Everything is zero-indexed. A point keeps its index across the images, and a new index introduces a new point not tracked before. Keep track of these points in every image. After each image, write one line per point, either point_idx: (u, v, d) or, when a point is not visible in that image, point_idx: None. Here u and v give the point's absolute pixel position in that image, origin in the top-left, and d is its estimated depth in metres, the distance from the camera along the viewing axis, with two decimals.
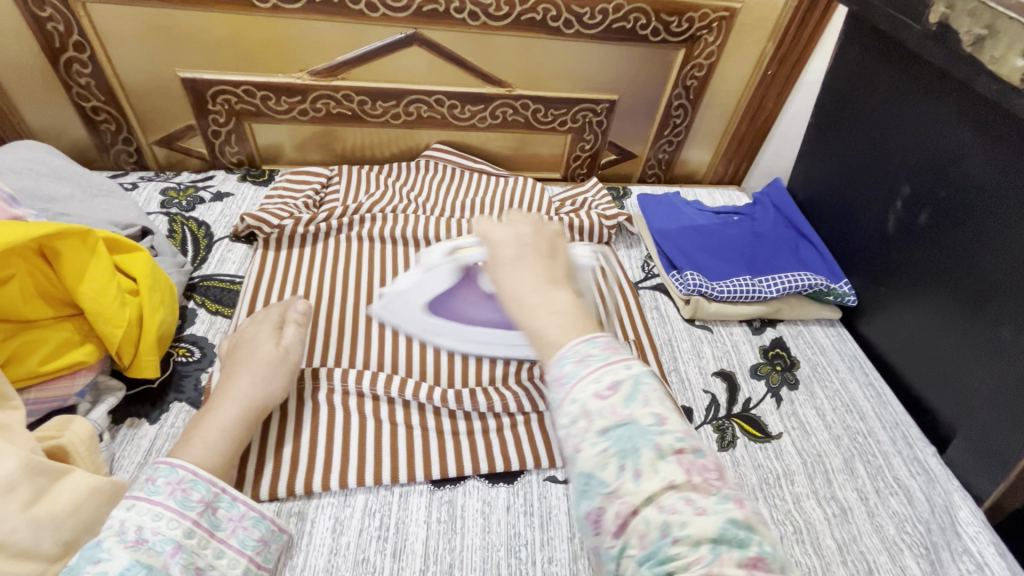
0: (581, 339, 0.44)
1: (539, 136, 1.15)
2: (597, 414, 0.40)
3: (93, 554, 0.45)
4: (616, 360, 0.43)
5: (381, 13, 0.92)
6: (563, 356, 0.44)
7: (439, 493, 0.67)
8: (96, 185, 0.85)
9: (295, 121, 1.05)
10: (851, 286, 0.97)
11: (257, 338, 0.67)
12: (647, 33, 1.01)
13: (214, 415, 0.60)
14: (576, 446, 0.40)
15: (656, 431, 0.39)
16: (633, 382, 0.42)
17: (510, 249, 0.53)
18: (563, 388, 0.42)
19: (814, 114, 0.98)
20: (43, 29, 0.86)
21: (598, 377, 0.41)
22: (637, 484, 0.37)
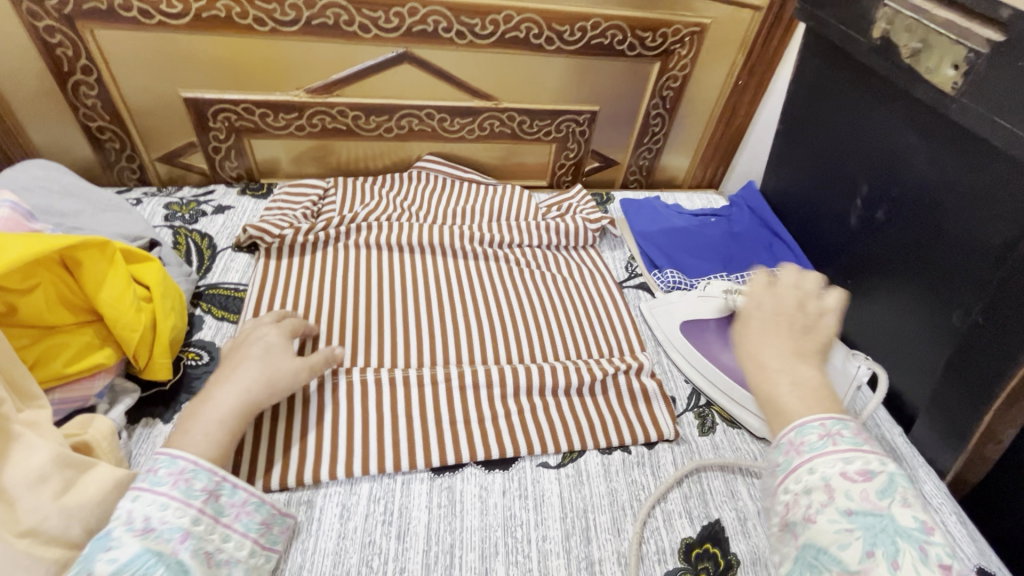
0: (830, 418, 0.48)
1: (525, 146, 1.21)
2: (844, 496, 0.42)
3: (104, 542, 0.47)
4: (870, 450, 0.45)
5: (373, 33, 0.98)
6: (805, 428, 0.47)
7: (438, 480, 0.71)
8: (105, 200, 0.89)
9: (292, 136, 1.10)
10: (821, 280, 1.03)
11: (274, 346, 0.70)
12: (623, 48, 1.08)
13: (212, 406, 0.61)
14: (810, 518, 0.43)
15: (920, 534, 0.39)
16: (889, 477, 0.43)
17: (766, 309, 0.59)
18: (804, 455, 0.46)
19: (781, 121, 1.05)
20: (52, 54, 0.91)
21: (849, 459, 0.44)
22: (892, 574, 0.38)
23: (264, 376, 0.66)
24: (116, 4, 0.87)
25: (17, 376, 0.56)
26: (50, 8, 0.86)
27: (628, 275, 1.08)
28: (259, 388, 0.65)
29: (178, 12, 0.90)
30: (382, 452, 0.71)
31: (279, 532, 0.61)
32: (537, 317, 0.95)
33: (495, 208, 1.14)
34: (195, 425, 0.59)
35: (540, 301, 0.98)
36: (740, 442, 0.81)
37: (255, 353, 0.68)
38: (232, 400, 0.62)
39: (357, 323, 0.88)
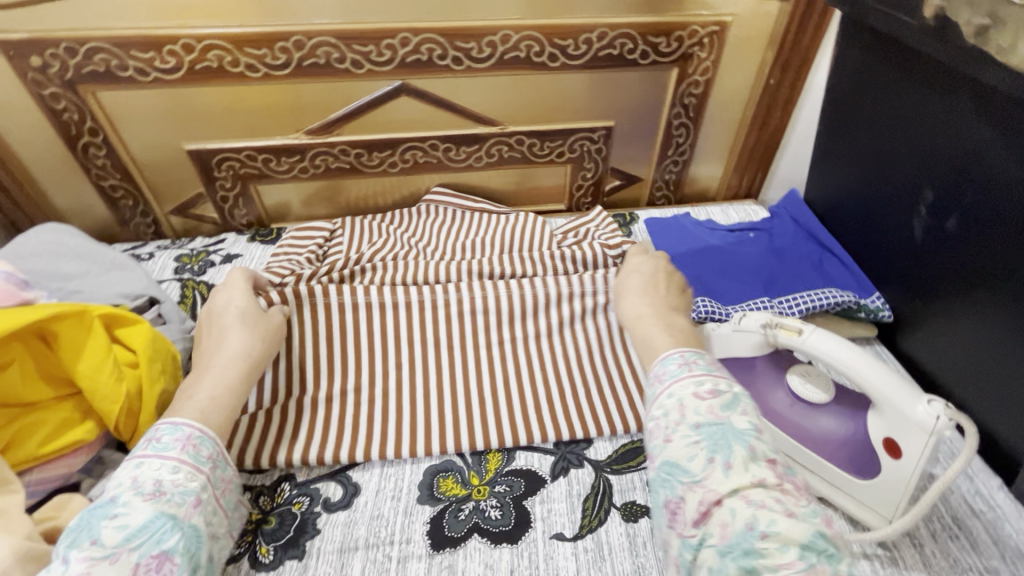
0: (688, 351, 0.61)
1: (538, 170, 1.14)
2: (694, 412, 0.53)
3: (107, 510, 0.49)
4: (717, 373, 0.58)
5: (366, 68, 0.94)
6: (669, 360, 0.60)
7: (438, 557, 0.63)
8: (109, 259, 0.89)
9: (298, 178, 1.07)
10: (885, 299, 0.89)
11: (248, 309, 0.72)
12: (635, 57, 0.99)
13: (210, 375, 0.64)
14: (668, 436, 0.54)
15: (750, 435, 0.51)
16: (730, 395, 0.55)
17: (636, 282, 0.76)
18: (665, 382, 0.58)
19: (821, 121, 0.92)
20: (60, 120, 0.93)
21: (699, 382, 0.56)
22: (726, 476, 0.48)
23: (261, 340, 0.70)
24: (113, 65, 0.88)
25: None
26: (53, 75, 0.88)
27: None
28: (252, 349, 0.68)
29: (172, 67, 0.89)
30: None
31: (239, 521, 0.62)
32: (554, 358, 0.86)
33: (508, 237, 1.07)
34: (191, 398, 0.61)
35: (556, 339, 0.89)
36: None
37: (235, 320, 0.70)
38: (234, 362, 0.66)
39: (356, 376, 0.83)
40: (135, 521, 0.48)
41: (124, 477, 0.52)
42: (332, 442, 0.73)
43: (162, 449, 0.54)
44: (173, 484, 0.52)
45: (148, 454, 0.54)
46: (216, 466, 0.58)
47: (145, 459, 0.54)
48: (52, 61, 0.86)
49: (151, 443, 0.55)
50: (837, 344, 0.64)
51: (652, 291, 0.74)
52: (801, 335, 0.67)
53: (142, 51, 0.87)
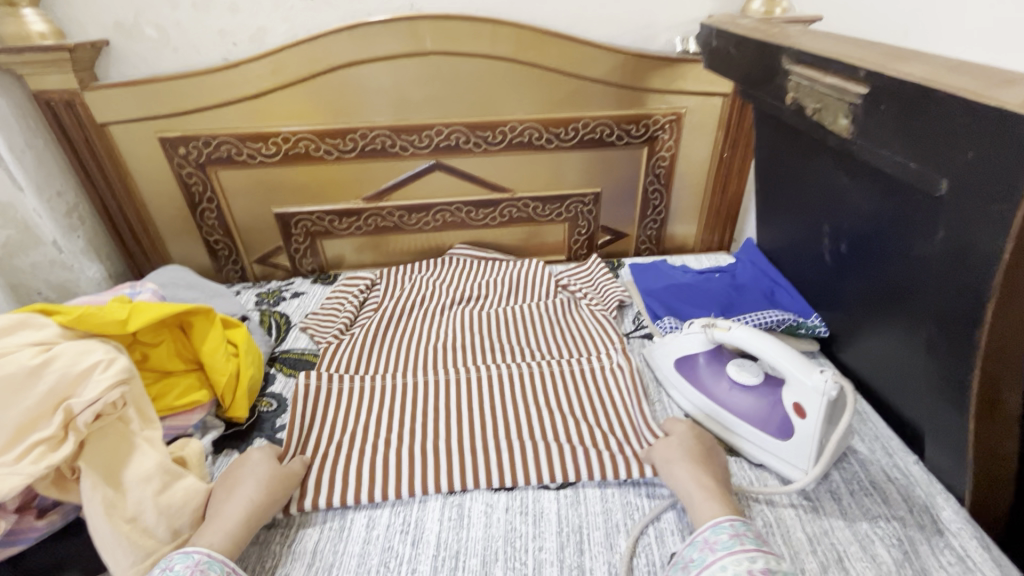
0: (737, 520, 0.68)
1: (542, 227, 1.42)
2: None
3: None
4: (767, 549, 0.63)
5: (410, 151, 1.27)
6: (719, 528, 0.67)
7: (450, 498, 0.83)
8: (214, 290, 1.18)
9: (354, 235, 1.38)
10: (822, 320, 1.08)
11: (264, 466, 0.79)
12: (613, 139, 1.29)
13: (222, 519, 0.71)
14: None
15: None
16: (786, 575, 0.60)
17: (674, 451, 0.81)
18: (717, 551, 0.64)
19: (759, 181, 1.17)
20: (190, 192, 1.27)
21: (753, 558, 0.62)
22: None
23: (264, 488, 0.76)
24: (233, 152, 1.23)
25: (142, 405, 0.77)
26: (191, 160, 1.23)
27: (635, 328, 1.19)
28: (262, 501, 0.74)
29: (272, 153, 1.24)
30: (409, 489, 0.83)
31: None
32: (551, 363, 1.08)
33: (516, 277, 1.31)
34: (211, 530, 0.70)
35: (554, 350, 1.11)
36: (735, 469, 0.86)
37: (249, 472, 0.78)
38: (240, 511, 0.72)
39: (399, 397, 0.99)
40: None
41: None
42: (372, 438, 0.92)
43: None
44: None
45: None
46: None
47: None
48: (192, 150, 1.22)
49: (164, 572, 0.63)
50: (754, 333, 0.85)
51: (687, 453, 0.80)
52: (729, 331, 0.88)
53: (254, 142, 1.22)
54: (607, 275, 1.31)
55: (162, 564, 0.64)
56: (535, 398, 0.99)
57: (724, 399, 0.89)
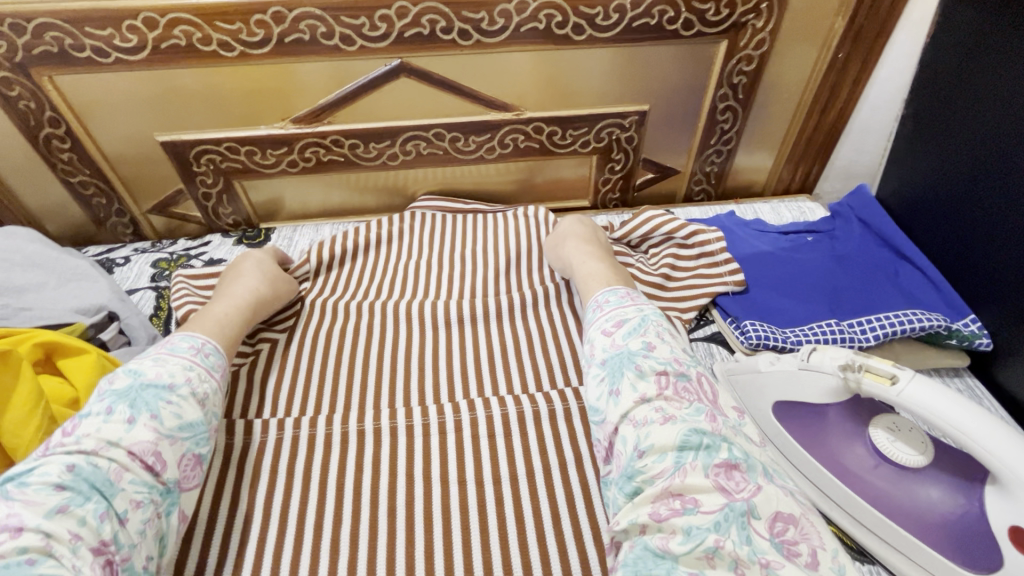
0: (602, 294, 0.62)
1: (559, 161, 0.99)
2: (602, 351, 0.55)
3: (156, 401, 0.50)
4: (628, 306, 0.59)
5: (358, 45, 0.80)
6: (590, 312, 0.61)
7: None
8: (70, 268, 0.78)
9: (287, 173, 0.95)
10: (982, 323, 0.73)
11: (266, 260, 0.77)
12: (677, 27, 0.83)
13: (216, 307, 0.67)
14: (587, 381, 0.55)
15: (641, 357, 0.52)
16: (641, 318, 0.57)
17: (573, 237, 0.78)
18: (588, 330, 0.60)
19: (925, 99, 0.81)
20: (17, 110, 0.82)
21: (608, 319, 0.58)
22: (618, 404, 0.50)
23: (270, 282, 0.74)
24: (68, 44, 0.76)
25: None
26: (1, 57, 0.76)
27: (698, 324, 0.82)
28: (263, 295, 0.72)
29: (134, 47, 0.77)
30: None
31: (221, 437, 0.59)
32: (578, 374, 0.71)
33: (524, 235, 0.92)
34: (203, 316, 0.65)
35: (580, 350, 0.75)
36: None
37: (253, 266, 0.76)
38: (246, 295, 0.70)
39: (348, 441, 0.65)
40: (189, 414, 0.51)
41: (180, 372, 0.53)
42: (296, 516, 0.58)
43: (210, 366, 0.57)
44: (213, 402, 0.56)
45: (198, 363, 0.56)
46: None
47: (195, 365, 0.56)
48: None
49: (198, 354, 0.57)
50: (944, 398, 0.50)
51: (583, 249, 0.75)
52: (894, 386, 0.52)
53: (99, 28, 0.75)
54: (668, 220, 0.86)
55: (193, 342, 0.58)
56: (556, 440, 0.63)
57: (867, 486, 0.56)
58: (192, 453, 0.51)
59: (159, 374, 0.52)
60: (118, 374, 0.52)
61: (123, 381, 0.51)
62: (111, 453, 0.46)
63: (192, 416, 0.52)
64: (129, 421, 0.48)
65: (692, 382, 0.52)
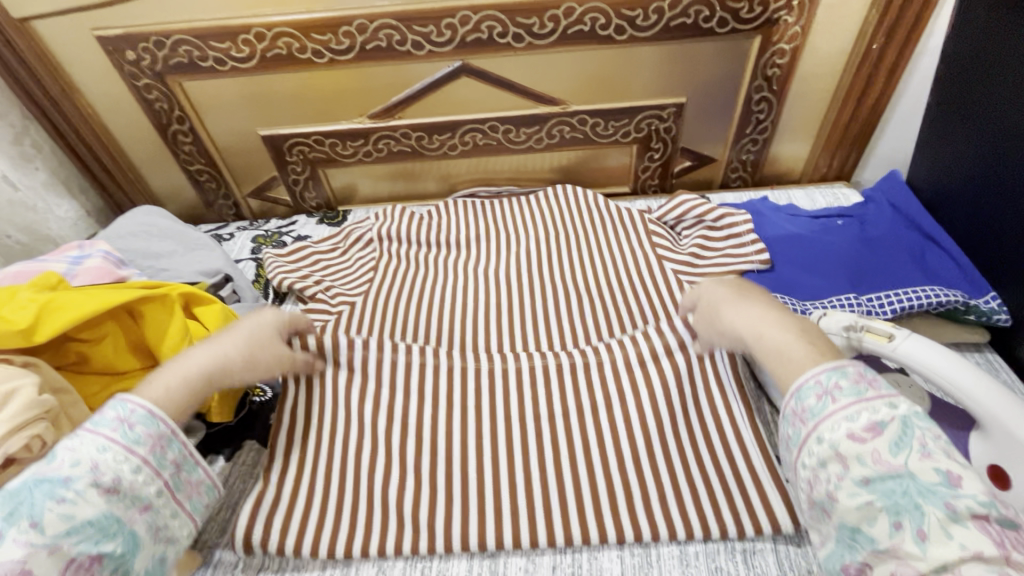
0: (825, 370, 0.47)
1: (602, 150, 1.08)
2: (858, 460, 0.43)
3: (55, 492, 0.44)
4: (873, 398, 0.44)
5: (427, 50, 0.93)
6: (802, 390, 0.47)
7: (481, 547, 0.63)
8: (193, 239, 0.95)
9: (362, 161, 1.10)
10: (1002, 300, 0.77)
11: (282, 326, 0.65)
12: (712, 25, 0.90)
13: (183, 362, 0.56)
14: (832, 494, 0.44)
15: (943, 491, 0.40)
16: (902, 423, 0.43)
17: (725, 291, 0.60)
18: (808, 423, 0.46)
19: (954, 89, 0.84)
20: (153, 109, 1.00)
21: (853, 417, 0.44)
22: (921, 547, 0.39)
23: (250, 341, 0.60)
24: (195, 55, 0.93)
25: (80, 420, 0.60)
26: (145, 68, 0.94)
27: None
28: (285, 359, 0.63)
29: (246, 56, 0.93)
30: (429, 526, 0.63)
31: (205, 501, 0.55)
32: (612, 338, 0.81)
33: (568, 219, 1.03)
34: (161, 377, 0.54)
35: (614, 317, 0.86)
36: None
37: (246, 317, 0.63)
38: (205, 359, 0.56)
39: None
40: (81, 513, 0.45)
41: (84, 459, 0.47)
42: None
43: (132, 442, 0.49)
44: (130, 484, 0.48)
45: (116, 441, 0.48)
46: (182, 469, 0.53)
47: (111, 444, 0.48)
48: (144, 55, 0.93)
49: (120, 427, 0.49)
50: (934, 354, 0.56)
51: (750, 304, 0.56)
52: (890, 343, 0.59)
53: (220, 41, 0.91)
54: (700, 204, 0.96)
55: (118, 410, 0.50)
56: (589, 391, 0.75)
57: None
58: (88, 555, 0.44)
59: (58, 466, 0.46)
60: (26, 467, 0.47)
61: (19, 480, 0.45)
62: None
63: (86, 514, 0.45)
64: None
65: (1017, 530, 0.39)
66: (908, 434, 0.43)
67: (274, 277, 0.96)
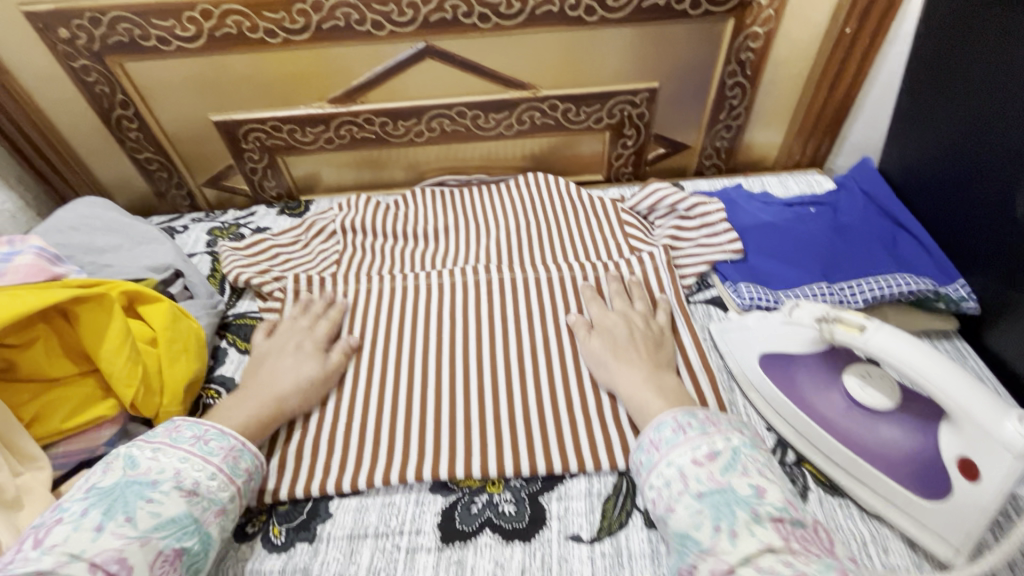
0: (681, 412, 0.59)
1: (574, 137, 1.05)
2: (694, 481, 0.52)
3: (147, 493, 0.52)
4: (714, 433, 0.56)
5: (388, 30, 0.88)
6: (661, 425, 0.58)
7: (447, 551, 0.61)
8: (141, 232, 0.90)
9: (324, 149, 1.04)
10: (971, 288, 0.77)
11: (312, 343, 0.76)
12: (685, 6, 0.87)
13: (263, 389, 0.68)
14: (671, 507, 0.52)
15: (752, 500, 0.50)
16: (732, 452, 0.54)
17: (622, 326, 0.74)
18: (661, 450, 0.56)
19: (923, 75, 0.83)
20: (93, 93, 0.93)
21: (697, 446, 0.55)
22: (733, 544, 0.47)
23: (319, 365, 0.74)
24: (136, 35, 0.86)
25: (13, 435, 0.56)
26: (81, 47, 0.87)
27: (699, 287, 0.87)
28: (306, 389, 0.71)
29: (192, 36, 0.87)
30: None
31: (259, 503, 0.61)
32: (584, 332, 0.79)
33: (539, 208, 1.00)
34: (239, 408, 0.65)
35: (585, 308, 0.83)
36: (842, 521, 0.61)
37: (297, 347, 0.75)
38: (281, 389, 0.69)
39: (378, 380, 0.76)
40: (167, 511, 0.52)
41: (169, 467, 0.54)
42: (340, 436, 0.70)
43: (207, 453, 0.57)
44: (207, 488, 0.55)
45: (194, 452, 0.56)
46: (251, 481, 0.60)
47: (190, 456, 0.56)
48: (79, 33, 0.86)
49: (198, 443, 0.57)
50: (905, 346, 0.55)
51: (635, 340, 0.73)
52: (862, 335, 0.58)
53: (163, 19, 0.85)
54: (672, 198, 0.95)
55: (198, 429, 0.59)
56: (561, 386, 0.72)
57: (845, 428, 0.62)
58: (171, 549, 0.51)
59: (148, 470, 0.54)
60: (118, 462, 0.55)
61: (114, 478, 0.53)
62: (71, 568, 0.47)
63: (172, 512, 0.52)
64: (98, 529, 0.49)
65: (808, 530, 0.49)
66: (737, 460, 0.54)
67: (230, 272, 0.91)
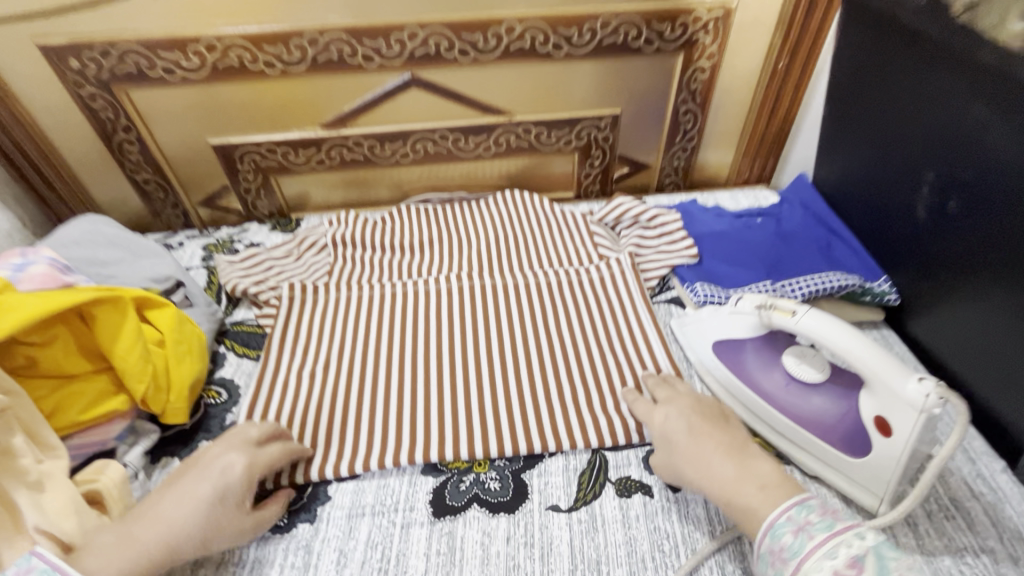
0: (793, 506, 0.53)
1: (546, 157, 1.16)
2: None
3: None
4: (842, 530, 0.50)
5: (377, 62, 0.97)
6: (778, 528, 0.52)
7: (439, 524, 0.67)
8: (142, 247, 0.95)
9: (316, 170, 1.12)
10: (892, 284, 0.88)
11: (247, 470, 0.62)
12: (640, 44, 1.00)
13: (152, 527, 0.56)
14: None
15: None
16: (873, 554, 0.48)
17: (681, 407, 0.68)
18: (790, 563, 0.51)
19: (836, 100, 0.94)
20: (98, 118, 1.00)
21: (832, 554, 0.49)
22: None
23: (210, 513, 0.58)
24: (144, 66, 0.94)
25: (36, 424, 0.61)
26: (90, 76, 0.94)
27: (661, 288, 0.97)
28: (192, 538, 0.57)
29: (196, 66, 0.95)
30: None
31: None
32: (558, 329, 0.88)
33: (516, 221, 1.09)
34: (125, 542, 0.55)
35: (559, 309, 0.92)
36: None
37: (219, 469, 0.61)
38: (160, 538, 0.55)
39: (371, 377, 0.83)
40: None
41: None
42: (338, 426, 0.76)
43: None
44: None
45: None
46: None
47: None
48: (89, 63, 0.93)
49: None
50: (828, 324, 0.65)
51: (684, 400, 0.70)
52: (794, 317, 0.67)
53: (169, 52, 0.93)
54: (637, 213, 1.06)
55: None
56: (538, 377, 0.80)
57: (786, 401, 0.71)
58: None
59: None
60: None
61: None
62: None
63: None
64: None
65: None
66: (884, 565, 0.47)
67: (227, 282, 0.97)
